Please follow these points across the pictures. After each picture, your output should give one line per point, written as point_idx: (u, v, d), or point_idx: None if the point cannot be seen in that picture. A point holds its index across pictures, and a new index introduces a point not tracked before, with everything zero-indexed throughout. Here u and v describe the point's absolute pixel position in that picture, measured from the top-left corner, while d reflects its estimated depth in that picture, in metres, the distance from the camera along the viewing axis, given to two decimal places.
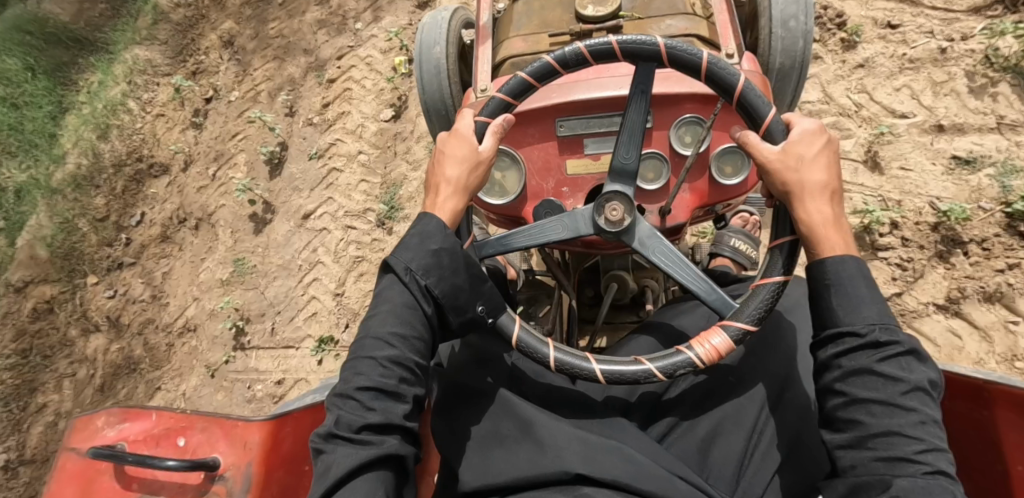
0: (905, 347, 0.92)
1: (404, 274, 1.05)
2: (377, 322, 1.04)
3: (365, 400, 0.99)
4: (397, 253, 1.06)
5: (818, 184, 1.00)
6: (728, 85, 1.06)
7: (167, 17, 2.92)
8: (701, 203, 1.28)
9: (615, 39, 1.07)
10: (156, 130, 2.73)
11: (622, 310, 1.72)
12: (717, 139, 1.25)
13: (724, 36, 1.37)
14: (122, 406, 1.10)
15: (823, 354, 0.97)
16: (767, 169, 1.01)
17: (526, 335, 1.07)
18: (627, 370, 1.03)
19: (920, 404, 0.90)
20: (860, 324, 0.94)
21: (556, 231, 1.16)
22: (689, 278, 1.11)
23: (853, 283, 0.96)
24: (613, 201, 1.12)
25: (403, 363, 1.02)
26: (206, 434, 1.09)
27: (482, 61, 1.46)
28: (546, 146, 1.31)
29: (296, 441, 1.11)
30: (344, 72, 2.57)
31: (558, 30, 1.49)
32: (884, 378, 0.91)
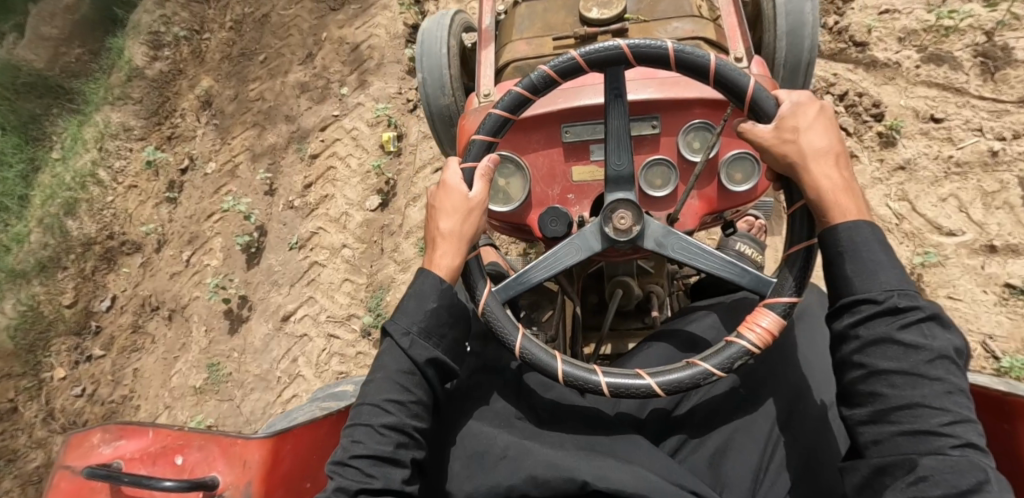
0: (926, 312, 0.88)
1: (403, 339, 1.05)
2: (374, 385, 1.03)
3: (361, 465, 0.96)
4: (396, 319, 1.06)
5: (820, 149, 0.97)
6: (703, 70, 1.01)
7: (142, 73, 2.81)
8: (710, 210, 1.25)
9: (577, 52, 1.04)
10: (127, 201, 2.63)
11: (627, 316, 1.68)
12: (727, 145, 1.23)
13: (732, 39, 1.35)
14: (118, 422, 1.06)
15: (840, 324, 0.93)
16: (764, 147, 0.99)
17: (571, 368, 1.03)
18: (683, 376, 0.99)
19: (945, 373, 0.86)
20: (877, 291, 0.90)
21: (568, 256, 1.14)
22: (716, 263, 1.09)
23: (867, 247, 0.92)
24: (620, 209, 1.09)
25: (401, 429, 1.00)
26: (205, 452, 1.06)
27: (485, 65, 1.43)
28: (551, 153, 1.28)
29: (297, 459, 1.09)
30: (328, 146, 2.46)
31: (561, 33, 1.46)
32: (905, 347, 0.87)
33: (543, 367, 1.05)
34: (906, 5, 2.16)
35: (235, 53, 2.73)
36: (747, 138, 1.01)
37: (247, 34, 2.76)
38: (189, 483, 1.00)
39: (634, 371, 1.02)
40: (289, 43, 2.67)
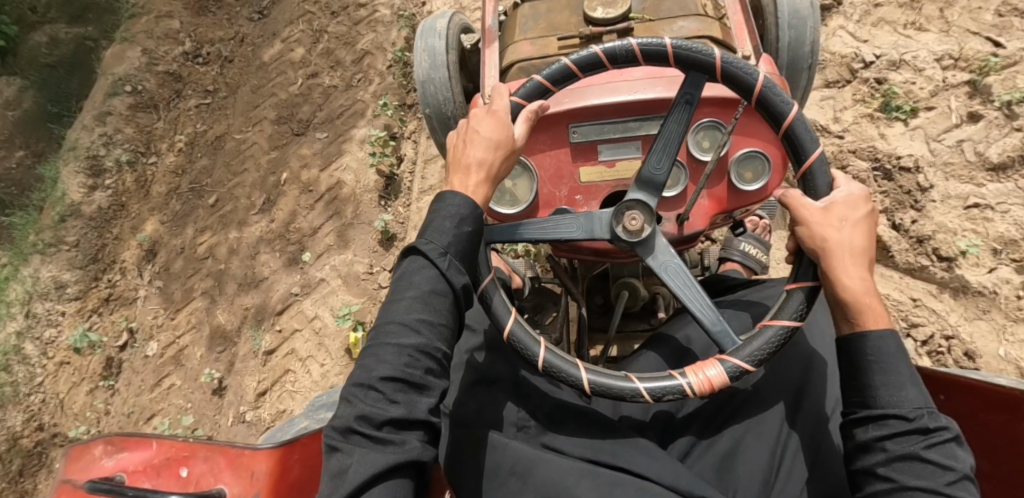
0: (951, 432, 0.89)
1: (439, 258, 1.01)
2: (401, 307, 0.99)
3: (388, 390, 0.93)
4: (428, 236, 1.02)
5: (857, 248, 0.96)
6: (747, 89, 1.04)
7: (78, 211, 2.39)
8: (720, 209, 1.24)
9: (670, 43, 1.05)
10: (58, 384, 2.18)
11: (633, 317, 1.66)
12: (737, 143, 1.22)
13: (739, 37, 1.34)
14: (120, 433, 1.03)
15: (863, 435, 0.93)
16: (805, 225, 0.98)
17: (554, 357, 1.03)
18: (665, 386, 0.99)
19: (967, 493, 0.87)
20: (907, 407, 0.91)
21: (569, 229, 1.12)
22: (699, 306, 1.06)
23: (893, 359, 0.93)
24: (634, 210, 1.09)
25: (430, 353, 0.97)
26: (210, 463, 1.03)
27: (489, 66, 1.42)
28: (558, 153, 1.27)
29: (305, 471, 1.05)
30: (286, 340, 2.16)
31: (566, 33, 1.44)
32: (932, 466, 0.88)
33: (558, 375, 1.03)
34: (1000, 199, 1.77)
35: (183, 192, 2.44)
36: (792, 210, 1.00)
37: (197, 162, 2.49)
38: None
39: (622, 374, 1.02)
40: (245, 175, 2.41)
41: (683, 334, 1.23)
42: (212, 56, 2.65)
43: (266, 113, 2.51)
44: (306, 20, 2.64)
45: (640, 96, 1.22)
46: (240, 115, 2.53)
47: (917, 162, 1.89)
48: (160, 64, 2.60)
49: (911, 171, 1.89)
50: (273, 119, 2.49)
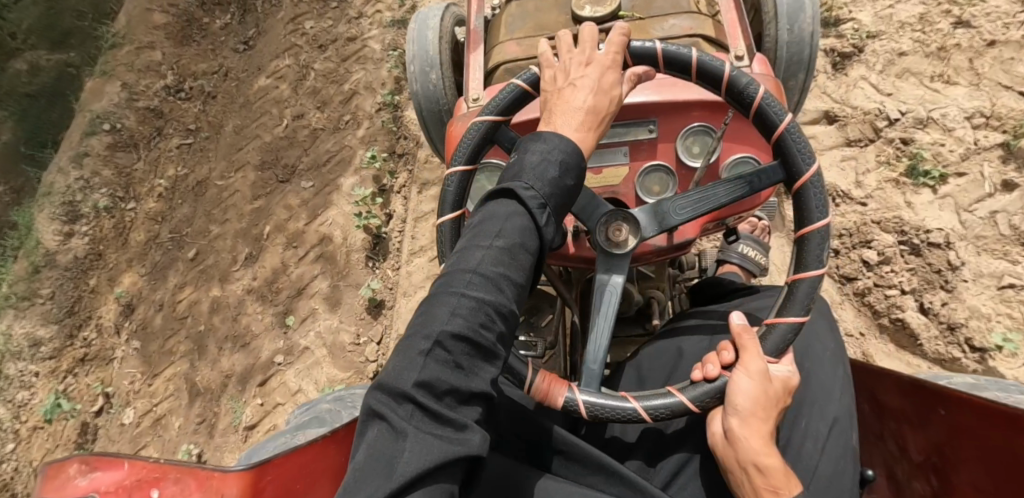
0: None
1: (530, 201, 0.86)
2: (485, 253, 0.84)
3: (457, 353, 0.79)
4: (523, 179, 0.87)
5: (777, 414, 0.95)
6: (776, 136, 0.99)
7: (54, 260, 2.42)
8: (711, 217, 1.19)
9: (696, 55, 1.01)
10: (31, 451, 2.18)
11: (627, 322, 1.62)
12: (727, 150, 1.16)
13: (733, 37, 1.28)
14: (95, 453, 1.02)
15: None
16: (746, 381, 0.93)
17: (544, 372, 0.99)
18: (662, 403, 0.95)
19: None
20: None
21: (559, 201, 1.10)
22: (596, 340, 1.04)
23: None
24: (621, 222, 1.06)
25: (506, 318, 0.83)
26: (181, 486, 1.01)
27: (473, 69, 1.37)
28: None
29: (278, 490, 1.03)
30: (268, 414, 2.09)
31: (554, 33, 1.38)
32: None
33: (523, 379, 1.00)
34: None
35: (162, 241, 2.47)
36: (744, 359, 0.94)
37: (178, 208, 2.52)
38: None
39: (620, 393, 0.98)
40: (227, 226, 2.41)
41: (677, 344, 1.21)
42: (195, 93, 2.71)
43: (249, 157, 2.52)
44: (293, 54, 2.69)
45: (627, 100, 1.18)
46: (223, 159, 2.55)
47: (949, 237, 1.80)
48: (140, 99, 2.65)
49: (942, 246, 1.79)
50: (256, 163, 2.49)
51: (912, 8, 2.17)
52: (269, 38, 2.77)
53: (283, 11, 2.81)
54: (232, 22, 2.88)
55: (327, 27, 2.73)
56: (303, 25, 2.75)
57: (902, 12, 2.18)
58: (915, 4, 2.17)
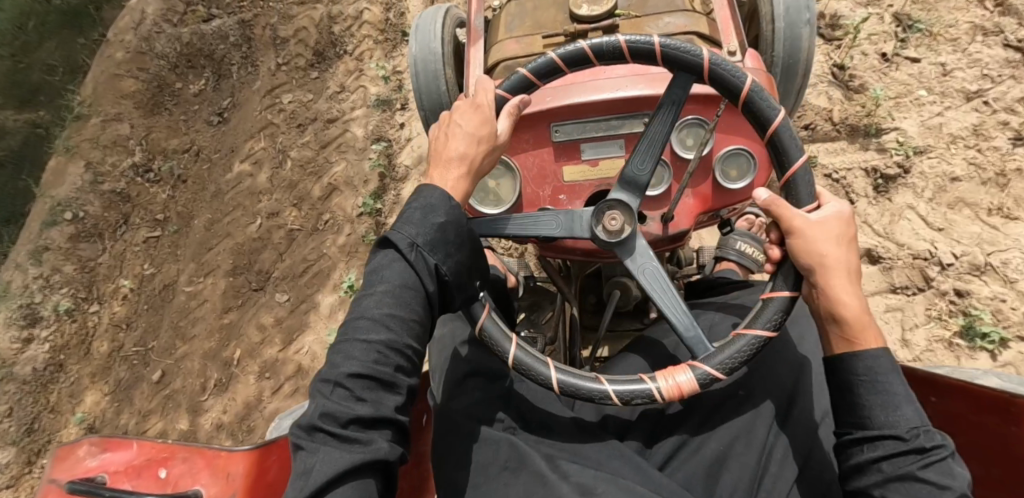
0: (949, 451, 0.87)
1: (407, 249, 0.97)
2: (372, 300, 0.95)
3: (356, 389, 0.90)
4: (401, 227, 0.97)
5: (844, 264, 0.95)
6: (680, 60, 1.03)
7: (11, 374, 2.41)
8: (705, 208, 1.22)
9: (658, 41, 1.04)
10: None
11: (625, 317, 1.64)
12: (721, 142, 1.20)
13: (725, 32, 1.31)
14: (104, 435, 1.05)
15: (857, 457, 0.90)
16: (797, 233, 0.95)
17: (524, 357, 1.03)
18: (632, 390, 0.99)
19: None
20: (903, 427, 0.88)
21: (550, 225, 1.11)
22: (671, 305, 1.06)
23: (888, 379, 0.91)
24: (614, 209, 1.08)
25: (399, 349, 0.94)
26: (188, 464, 1.04)
27: (473, 64, 1.39)
28: (542, 153, 1.26)
29: (282, 470, 1.04)
30: None
31: (552, 31, 1.42)
32: (930, 487, 0.84)
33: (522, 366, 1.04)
34: None
35: (126, 354, 2.45)
36: (781, 218, 0.96)
37: (144, 314, 2.51)
38: None
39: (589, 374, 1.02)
40: (196, 343, 2.36)
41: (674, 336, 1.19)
42: (164, 176, 2.70)
43: (222, 261, 2.46)
44: (269, 133, 2.64)
45: (621, 94, 1.20)
46: (192, 260, 2.52)
47: None
48: (105, 181, 2.68)
49: None
50: (229, 268, 2.44)
51: (963, 118, 1.95)
52: (242, 119, 2.72)
53: (259, 81, 2.76)
54: (207, 87, 2.83)
55: (305, 102, 2.67)
56: (280, 99, 2.70)
57: (952, 122, 1.95)
58: (966, 113, 1.96)
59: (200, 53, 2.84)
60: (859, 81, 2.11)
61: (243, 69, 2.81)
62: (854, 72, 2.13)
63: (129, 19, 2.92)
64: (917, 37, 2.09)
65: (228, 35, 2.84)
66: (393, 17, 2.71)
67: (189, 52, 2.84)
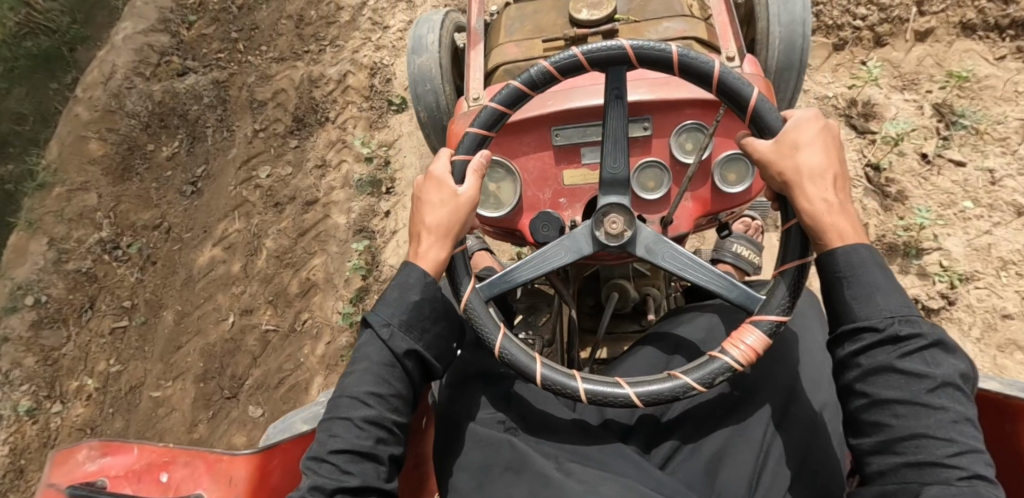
0: (928, 339, 0.86)
1: (383, 330, 1.02)
2: (354, 378, 1.00)
3: (339, 462, 0.93)
4: (375, 309, 1.03)
5: (816, 168, 0.94)
6: (608, 59, 1.02)
7: None
8: (704, 212, 1.23)
9: (627, 44, 1.02)
10: None
11: (624, 318, 1.67)
12: (719, 146, 1.21)
13: (724, 38, 1.32)
14: (103, 439, 1.04)
15: (841, 353, 0.91)
16: (762, 162, 0.98)
17: (550, 371, 1.03)
18: (663, 388, 1.00)
19: (950, 401, 0.84)
20: (877, 318, 0.88)
21: (558, 256, 1.12)
22: (706, 278, 1.08)
23: (867, 270, 0.91)
24: (612, 214, 1.09)
25: (380, 423, 0.98)
26: (190, 469, 1.04)
27: (474, 68, 1.40)
28: (543, 156, 1.27)
29: (285, 475, 1.07)
30: None
31: (552, 35, 1.43)
32: (908, 376, 0.85)
33: (520, 367, 1.04)
34: None
35: None
36: (748, 155, 1.00)
37: (109, 419, 2.31)
38: None
39: (616, 379, 1.02)
40: None
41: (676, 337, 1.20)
42: (134, 256, 2.55)
43: (191, 365, 2.28)
44: (243, 212, 2.47)
45: None
46: (160, 359, 2.34)
47: None
48: (69, 259, 2.54)
49: None
50: (197, 375, 2.26)
51: (1015, 239, 1.81)
52: (216, 191, 2.56)
53: (235, 149, 2.60)
54: (180, 149, 2.69)
55: (283, 177, 2.50)
56: (257, 173, 2.53)
57: (1002, 243, 1.82)
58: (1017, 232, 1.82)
59: (173, 112, 2.72)
60: (897, 187, 1.97)
61: (218, 132, 2.66)
62: (891, 175, 2.00)
63: (99, 73, 2.84)
64: (961, 134, 1.98)
65: (202, 94, 2.71)
66: (379, 83, 2.56)
67: (162, 111, 2.73)
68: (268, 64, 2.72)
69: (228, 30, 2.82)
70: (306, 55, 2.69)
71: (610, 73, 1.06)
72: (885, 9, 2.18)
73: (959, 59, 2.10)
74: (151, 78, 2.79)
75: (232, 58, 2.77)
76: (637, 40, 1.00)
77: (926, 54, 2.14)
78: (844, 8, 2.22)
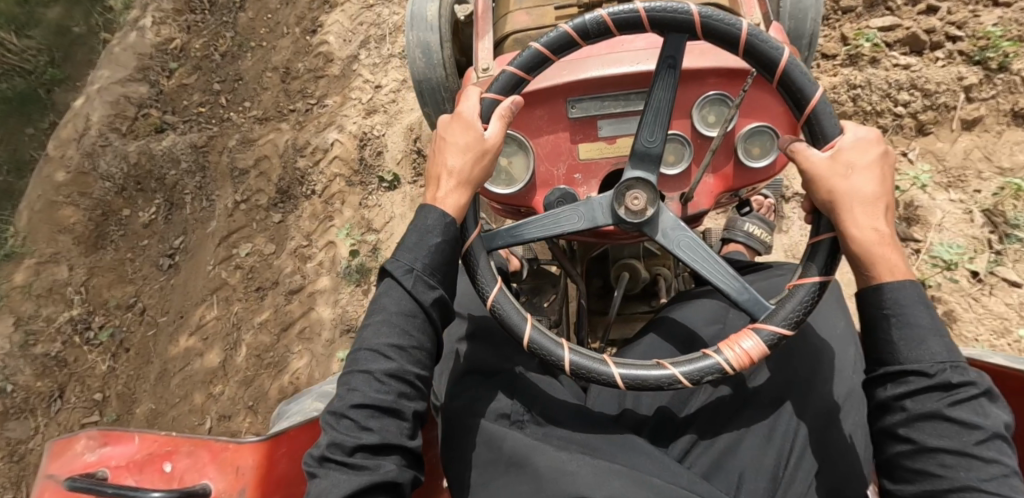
0: (978, 388, 0.83)
1: (405, 277, 0.97)
2: (372, 330, 0.96)
3: (360, 418, 0.90)
4: (397, 255, 0.99)
5: (869, 194, 0.90)
6: (671, 21, 0.96)
7: None
8: (726, 187, 1.18)
9: (697, 11, 0.95)
10: None
11: (633, 299, 1.62)
12: (744, 119, 1.15)
13: (748, 5, 1.27)
14: (103, 428, 1.00)
15: (883, 394, 0.88)
16: (810, 176, 0.92)
17: (538, 334, 1.00)
18: (650, 375, 0.95)
19: (999, 453, 0.81)
20: (928, 362, 0.85)
21: (570, 221, 1.07)
22: (717, 273, 1.03)
23: (915, 311, 0.87)
24: (636, 189, 1.03)
25: (401, 377, 0.94)
26: (194, 458, 0.99)
27: (483, 38, 1.34)
28: (557, 129, 1.21)
29: (292, 462, 1.02)
30: None
31: (564, 2, 1.36)
32: (957, 426, 0.82)
33: (511, 327, 1.01)
34: None
35: None
36: (796, 162, 0.94)
37: None
38: (178, 492, 0.93)
39: (603, 357, 0.99)
40: None
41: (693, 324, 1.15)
42: (105, 342, 2.38)
43: None
44: (223, 296, 2.33)
45: (642, 66, 1.15)
46: None
47: None
48: (38, 342, 2.37)
49: None
50: None
51: None
52: (193, 268, 2.41)
53: (215, 222, 2.44)
54: (157, 216, 2.50)
55: (264, 255, 2.37)
56: (237, 250, 2.38)
57: None
58: None
59: (151, 173, 2.51)
60: (944, 306, 1.78)
61: (197, 200, 2.49)
62: (937, 293, 1.80)
63: (72, 128, 2.64)
64: (1017, 249, 1.76)
65: (180, 158, 2.52)
66: (369, 155, 2.40)
67: (138, 173, 2.51)
68: (251, 126, 2.56)
69: (211, 81, 2.66)
70: (291, 113, 2.55)
71: (668, 40, 0.98)
72: (931, 94, 1.94)
73: (1010, 152, 1.87)
74: (128, 133, 2.59)
75: (217, 112, 2.62)
76: (709, 8, 0.93)
77: (974, 146, 1.92)
78: (885, 93, 1.98)
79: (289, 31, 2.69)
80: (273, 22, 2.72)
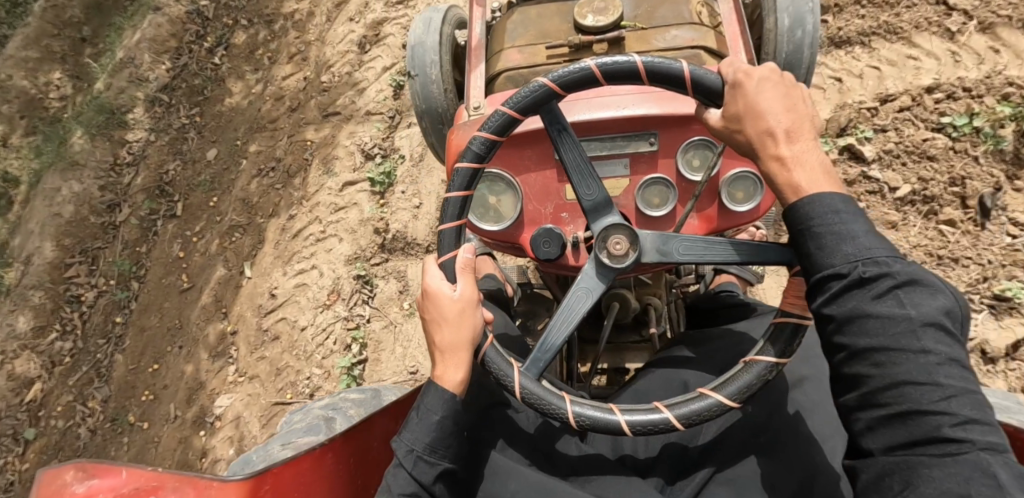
0: (897, 279, 0.80)
1: (407, 458, 1.02)
2: None
3: None
4: (400, 436, 1.04)
5: (782, 130, 0.92)
6: (536, 101, 1.02)
7: None
8: (710, 229, 1.18)
9: (547, 79, 1.02)
10: None
11: (624, 330, 1.65)
12: (727, 165, 1.17)
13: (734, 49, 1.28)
14: (92, 461, 1.02)
15: (812, 305, 0.86)
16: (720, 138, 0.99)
17: (633, 415, 0.98)
18: (750, 378, 0.96)
19: (935, 342, 0.78)
20: (842, 263, 0.83)
21: (579, 303, 1.08)
22: (725, 255, 1.04)
23: (834, 218, 0.85)
24: (614, 235, 1.06)
25: None
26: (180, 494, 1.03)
27: (474, 80, 1.36)
28: (545, 170, 1.24)
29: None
30: None
31: (556, 40, 1.38)
32: (882, 320, 0.80)
33: (603, 423, 0.99)
34: None
35: None
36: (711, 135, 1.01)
37: None
38: None
39: (699, 392, 0.98)
40: None
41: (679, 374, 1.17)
42: None
43: None
44: None
45: (629, 110, 1.18)
46: None
47: None
48: None
49: None
50: None
51: None
52: None
53: None
54: None
55: None
56: None
57: None
58: None
59: None
60: None
61: None
62: None
63: None
64: None
65: None
66: None
67: None
68: None
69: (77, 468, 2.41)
70: None
71: (544, 112, 1.05)
72: None
73: None
74: None
75: None
76: (552, 74, 1.00)
77: None
78: None
79: (176, 413, 2.43)
80: (159, 385, 2.51)
